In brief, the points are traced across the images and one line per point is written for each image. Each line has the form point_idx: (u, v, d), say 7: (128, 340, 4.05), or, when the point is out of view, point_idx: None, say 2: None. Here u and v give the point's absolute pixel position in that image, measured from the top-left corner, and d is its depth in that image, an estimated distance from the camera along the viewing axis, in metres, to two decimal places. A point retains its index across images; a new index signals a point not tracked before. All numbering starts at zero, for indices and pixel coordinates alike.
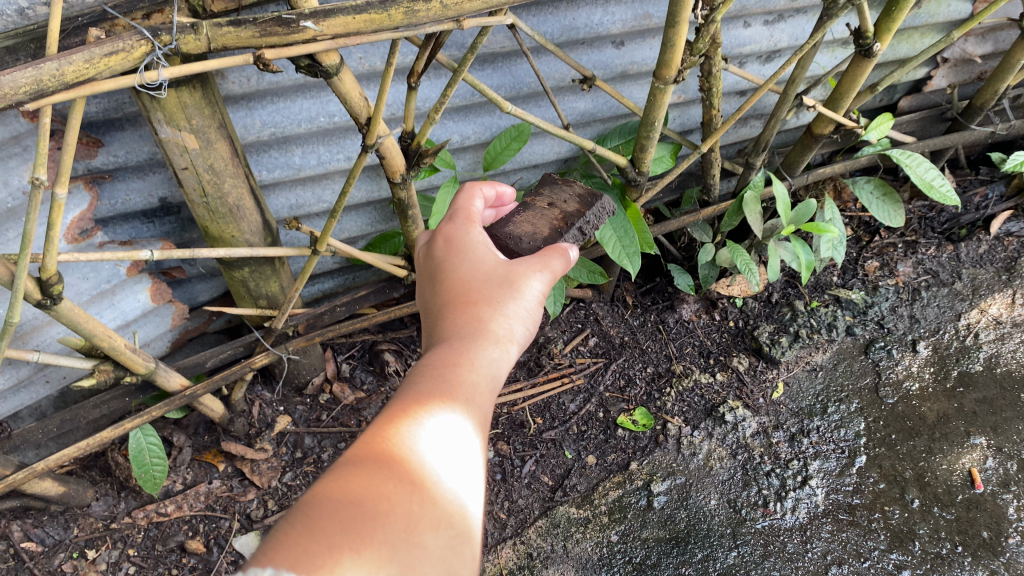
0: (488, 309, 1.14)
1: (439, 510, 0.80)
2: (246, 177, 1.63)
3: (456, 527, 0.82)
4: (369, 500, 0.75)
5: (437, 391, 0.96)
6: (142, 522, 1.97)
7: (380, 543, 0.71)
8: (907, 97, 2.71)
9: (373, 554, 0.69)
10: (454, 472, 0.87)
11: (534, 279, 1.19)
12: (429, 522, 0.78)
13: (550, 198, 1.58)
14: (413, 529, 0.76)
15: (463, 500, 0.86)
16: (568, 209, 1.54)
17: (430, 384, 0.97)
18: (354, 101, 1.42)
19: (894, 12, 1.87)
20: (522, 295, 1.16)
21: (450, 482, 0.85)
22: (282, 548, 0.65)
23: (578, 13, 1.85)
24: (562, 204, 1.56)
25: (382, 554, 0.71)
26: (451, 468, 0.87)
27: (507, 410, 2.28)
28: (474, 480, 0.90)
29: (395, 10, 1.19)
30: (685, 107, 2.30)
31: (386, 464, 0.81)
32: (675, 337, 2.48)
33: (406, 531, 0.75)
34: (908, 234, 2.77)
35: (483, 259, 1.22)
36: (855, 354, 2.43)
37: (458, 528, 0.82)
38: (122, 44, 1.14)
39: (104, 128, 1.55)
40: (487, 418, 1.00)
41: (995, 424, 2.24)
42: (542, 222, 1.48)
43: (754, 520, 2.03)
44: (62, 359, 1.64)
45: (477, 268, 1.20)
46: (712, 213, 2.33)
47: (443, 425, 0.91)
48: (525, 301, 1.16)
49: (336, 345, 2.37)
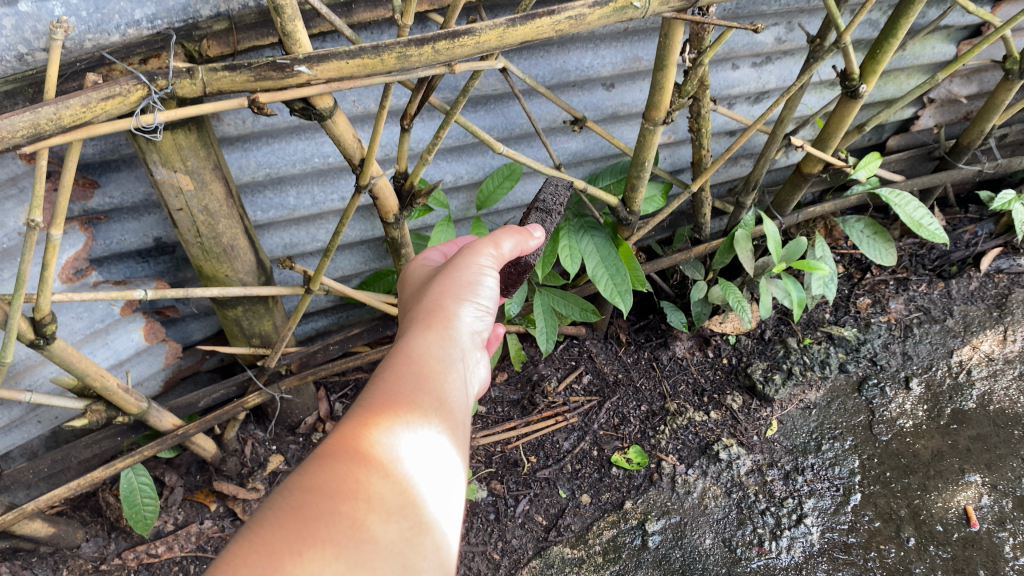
0: (427, 308, 1.22)
1: (390, 504, 0.83)
2: (241, 217, 1.65)
3: (414, 517, 0.84)
4: (308, 505, 0.77)
5: (385, 384, 1.01)
6: (132, 564, 1.95)
7: (323, 544, 0.74)
8: (895, 136, 2.75)
9: (314, 554, 0.72)
10: (413, 450, 0.91)
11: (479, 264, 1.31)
12: (379, 517, 0.80)
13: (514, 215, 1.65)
14: (362, 525, 0.78)
15: (422, 485, 0.88)
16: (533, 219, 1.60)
17: (381, 380, 1.02)
18: (347, 144, 1.44)
19: (879, 54, 1.90)
20: (469, 287, 1.26)
21: (412, 470, 0.89)
22: (225, 566, 0.70)
23: (569, 57, 1.88)
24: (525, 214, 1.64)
25: (327, 554, 0.73)
26: (409, 449, 0.91)
27: (501, 449, 2.28)
28: (440, 471, 0.93)
29: (387, 55, 1.20)
30: (676, 146, 2.34)
31: (331, 466, 0.83)
32: (669, 374, 2.49)
33: (351, 529, 0.77)
34: (899, 272, 2.79)
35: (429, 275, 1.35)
36: (849, 391, 2.43)
37: (417, 518, 0.84)
38: (118, 89, 1.17)
39: (100, 170, 1.57)
40: (447, 404, 1.04)
41: (989, 461, 2.24)
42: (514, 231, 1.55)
43: (750, 560, 2.01)
44: (55, 399, 1.62)
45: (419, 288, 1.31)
46: (703, 251, 2.35)
47: (404, 421, 0.94)
48: (474, 295, 1.26)
49: (330, 384, 2.37)
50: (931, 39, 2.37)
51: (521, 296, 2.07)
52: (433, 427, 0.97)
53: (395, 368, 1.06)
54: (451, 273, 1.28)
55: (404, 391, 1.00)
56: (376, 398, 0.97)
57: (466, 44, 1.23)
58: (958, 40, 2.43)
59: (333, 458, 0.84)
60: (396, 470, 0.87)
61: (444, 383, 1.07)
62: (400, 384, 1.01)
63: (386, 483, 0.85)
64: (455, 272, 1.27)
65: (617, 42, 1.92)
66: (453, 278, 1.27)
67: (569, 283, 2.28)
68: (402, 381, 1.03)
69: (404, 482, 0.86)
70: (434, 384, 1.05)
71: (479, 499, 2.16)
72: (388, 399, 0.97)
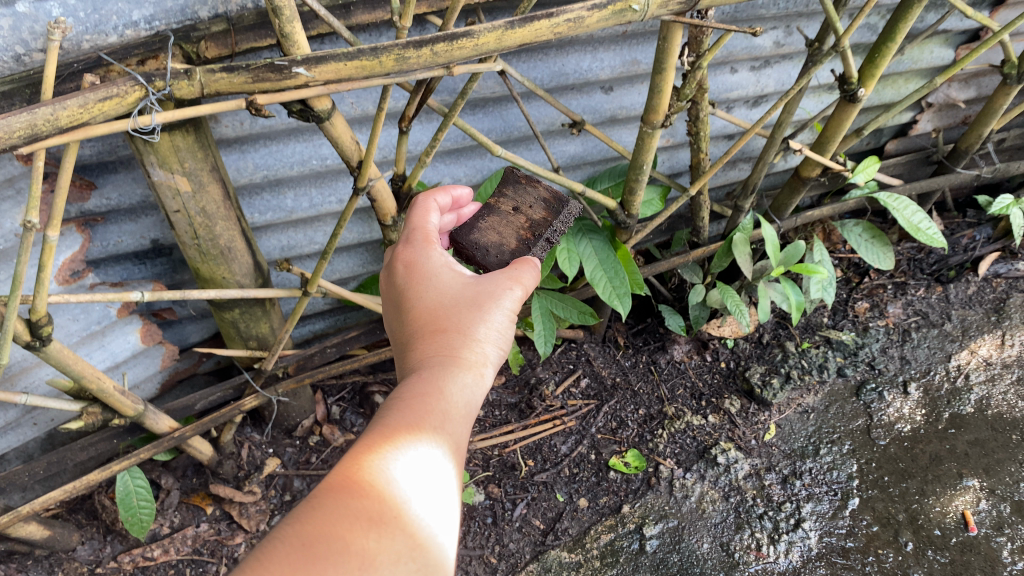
0: (452, 342, 1.13)
1: (400, 546, 0.82)
2: (238, 219, 1.64)
3: (422, 560, 0.83)
4: (318, 543, 0.76)
5: (408, 421, 0.97)
6: (127, 567, 1.95)
7: None
8: (894, 141, 2.75)
9: None
10: (423, 494, 0.90)
11: (506, 296, 1.22)
12: (387, 558, 0.80)
13: (515, 201, 1.62)
14: (368, 566, 0.78)
15: (431, 528, 0.88)
16: (534, 217, 1.59)
17: (402, 415, 0.98)
18: (345, 146, 1.43)
19: (877, 59, 1.91)
20: (492, 317, 1.18)
21: (420, 511, 0.88)
22: None
23: (567, 60, 1.88)
24: (528, 209, 1.61)
25: None
26: (419, 493, 0.89)
27: (498, 452, 2.27)
28: (446, 513, 0.92)
29: (385, 57, 1.19)
30: (674, 150, 2.34)
31: (341, 503, 0.82)
32: (667, 378, 2.48)
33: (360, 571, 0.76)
34: (898, 276, 2.79)
35: (446, 283, 1.24)
36: (847, 395, 2.43)
37: (424, 562, 0.84)
38: (116, 90, 1.17)
39: (97, 171, 1.57)
40: (460, 446, 1.03)
41: (987, 466, 2.23)
42: (509, 232, 1.56)
43: (747, 564, 2.01)
44: (50, 402, 1.62)
45: (442, 299, 1.20)
46: (702, 254, 2.35)
47: (414, 458, 0.93)
48: (496, 323, 1.18)
49: (327, 387, 2.37)
50: (929, 44, 2.37)
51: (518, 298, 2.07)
52: (446, 470, 0.96)
53: (419, 405, 1.01)
54: (480, 300, 1.19)
55: (421, 436, 0.96)
56: (392, 438, 0.94)
57: (464, 46, 1.23)
58: (956, 44, 2.43)
59: (343, 493, 0.83)
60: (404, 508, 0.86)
61: (463, 428, 1.04)
62: (419, 422, 0.98)
63: (397, 523, 0.84)
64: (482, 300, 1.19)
65: (615, 45, 1.92)
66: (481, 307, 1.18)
67: (567, 286, 2.27)
68: (424, 417, 0.99)
69: (413, 524, 0.86)
70: (453, 432, 1.02)
71: (476, 502, 2.15)
72: (403, 435, 0.95)
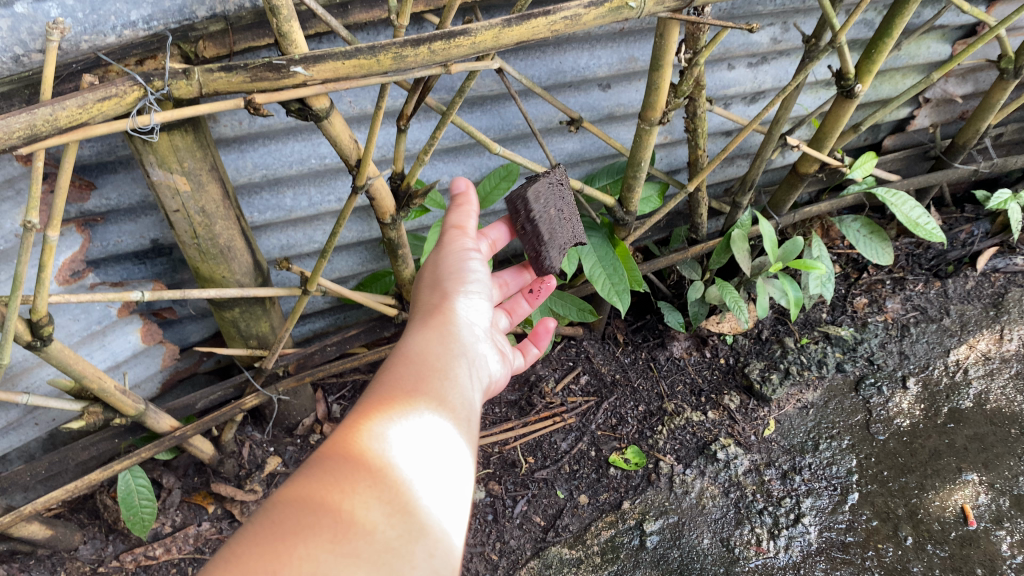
0: (426, 311, 1.26)
1: (375, 514, 0.81)
2: (237, 218, 1.65)
3: (402, 525, 0.82)
4: (290, 518, 0.76)
5: (384, 390, 1.01)
6: (130, 566, 1.95)
7: (300, 559, 0.72)
8: (891, 136, 2.76)
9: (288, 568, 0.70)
10: (408, 454, 0.91)
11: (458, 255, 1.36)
12: (366, 525, 0.79)
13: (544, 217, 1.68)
14: (342, 538, 0.76)
15: (417, 485, 0.88)
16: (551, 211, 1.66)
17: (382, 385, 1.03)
18: (344, 144, 1.44)
19: (873, 54, 1.91)
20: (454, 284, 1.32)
21: (406, 471, 0.89)
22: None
23: (565, 57, 1.89)
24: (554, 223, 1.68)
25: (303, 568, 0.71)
26: (401, 452, 0.91)
27: (498, 449, 2.28)
28: (440, 469, 0.93)
29: (383, 55, 1.20)
30: (671, 146, 2.35)
31: (323, 475, 0.83)
32: (667, 374, 2.49)
33: (335, 540, 0.75)
34: (896, 271, 2.79)
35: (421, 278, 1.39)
36: (846, 391, 2.43)
37: (405, 527, 0.82)
38: (115, 90, 1.18)
39: (96, 172, 1.57)
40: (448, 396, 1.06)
41: (986, 460, 2.24)
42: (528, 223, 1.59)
43: (747, 560, 2.02)
44: (51, 401, 1.62)
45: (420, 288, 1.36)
46: (700, 251, 2.35)
47: (398, 419, 0.95)
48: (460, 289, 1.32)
49: (327, 386, 2.37)
50: (926, 39, 2.38)
51: None
52: (429, 420, 0.99)
53: (396, 372, 1.06)
54: (442, 272, 1.34)
55: (400, 398, 1.00)
56: (374, 403, 0.98)
57: (461, 45, 1.23)
58: (952, 40, 2.44)
59: (325, 466, 0.85)
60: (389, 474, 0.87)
61: (445, 382, 1.08)
62: (397, 387, 1.02)
63: (371, 491, 0.83)
64: (444, 270, 1.34)
65: (612, 42, 1.92)
66: (444, 276, 1.33)
67: (566, 283, 2.28)
68: (401, 382, 1.04)
69: (396, 487, 0.86)
70: (435, 389, 1.06)
71: (477, 499, 2.16)
72: (382, 402, 0.98)
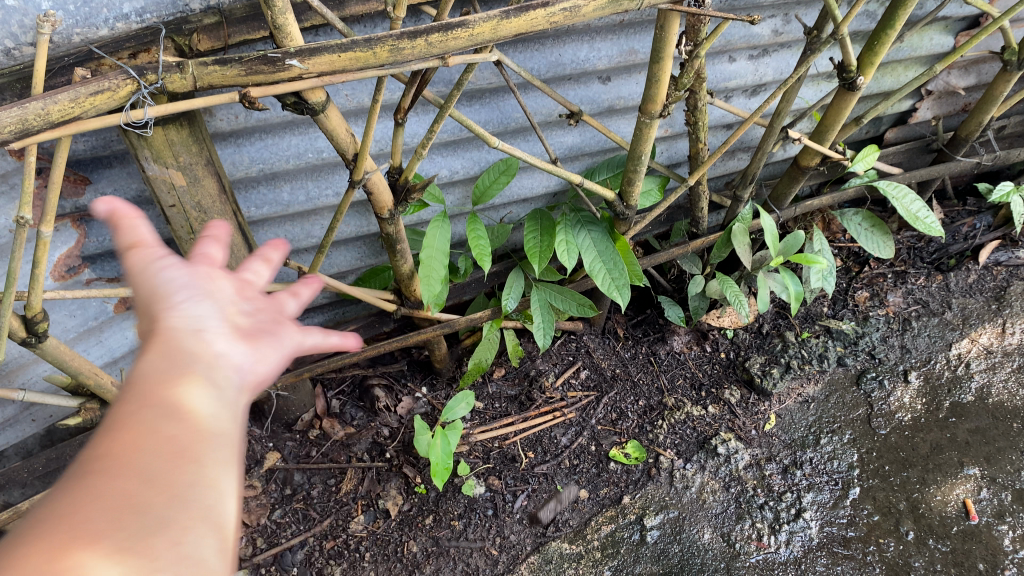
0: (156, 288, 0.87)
1: (119, 525, 0.63)
2: (234, 213, 1.63)
3: (146, 533, 0.64)
4: (15, 553, 0.60)
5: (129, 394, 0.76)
6: None
7: None
8: (893, 129, 2.74)
9: None
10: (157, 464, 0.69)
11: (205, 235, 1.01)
12: (105, 540, 0.62)
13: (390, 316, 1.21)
14: (66, 555, 0.59)
15: (176, 489, 0.69)
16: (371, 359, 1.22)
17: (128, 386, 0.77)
18: (341, 139, 1.42)
19: (875, 47, 1.90)
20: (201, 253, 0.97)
21: (152, 475, 0.68)
22: None
23: (564, 50, 1.87)
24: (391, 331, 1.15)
25: None
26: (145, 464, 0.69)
27: (498, 444, 2.26)
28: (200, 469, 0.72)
29: (380, 48, 1.18)
30: (672, 140, 2.33)
31: (48, 506, 0.64)
32: (667, 369, 2.48)
33: (58, 562, 0.59)
34: (897, 265, 2.78)
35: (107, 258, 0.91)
36: (847, 385, 2.42)
37: (156, 520, 0.65)
38: (107, 84, 1.15)
39: (91, 166, 1.56)
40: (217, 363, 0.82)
41: (988, 454, 2.23)
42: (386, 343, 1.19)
43: (749, 554, 2.01)
44: (48, 397, 1.61)
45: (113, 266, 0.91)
46: (701, 245, 2.34)
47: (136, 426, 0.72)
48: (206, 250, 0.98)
49: (327, 381, 2.35)
50: (929, 31, 2.36)
51: (517, 290, 2.07)
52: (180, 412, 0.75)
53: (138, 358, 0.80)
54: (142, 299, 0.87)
55: (143, 395, 0.75)
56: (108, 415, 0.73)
57: (459, 37, 1.22)
58: (955, 31, 2.42)
59: (39, 529, 0.62)
60: (129, 520, 0.64)
61: (214, 355, 0.83)
62: (142, 385, 0.76)
63: (105, 506, 0.64)
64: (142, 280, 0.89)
65: (612, 35, 1.91)
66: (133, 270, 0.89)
67: (565, 278, 2.26)
68: (144, 368, 0.78)
69: (139, 491, 0.66)
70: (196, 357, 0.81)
71: (477, 494, 2.14)
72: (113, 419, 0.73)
